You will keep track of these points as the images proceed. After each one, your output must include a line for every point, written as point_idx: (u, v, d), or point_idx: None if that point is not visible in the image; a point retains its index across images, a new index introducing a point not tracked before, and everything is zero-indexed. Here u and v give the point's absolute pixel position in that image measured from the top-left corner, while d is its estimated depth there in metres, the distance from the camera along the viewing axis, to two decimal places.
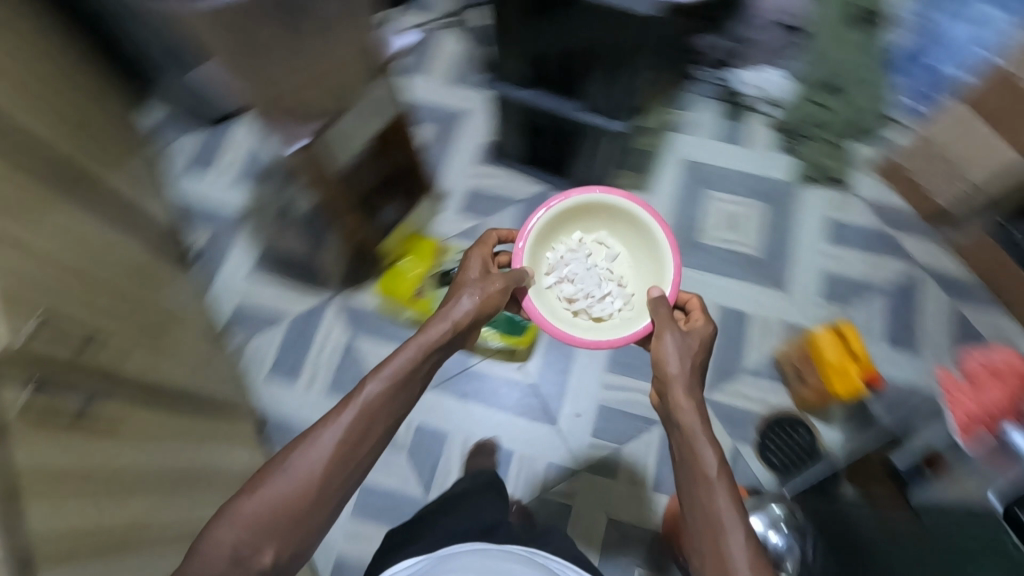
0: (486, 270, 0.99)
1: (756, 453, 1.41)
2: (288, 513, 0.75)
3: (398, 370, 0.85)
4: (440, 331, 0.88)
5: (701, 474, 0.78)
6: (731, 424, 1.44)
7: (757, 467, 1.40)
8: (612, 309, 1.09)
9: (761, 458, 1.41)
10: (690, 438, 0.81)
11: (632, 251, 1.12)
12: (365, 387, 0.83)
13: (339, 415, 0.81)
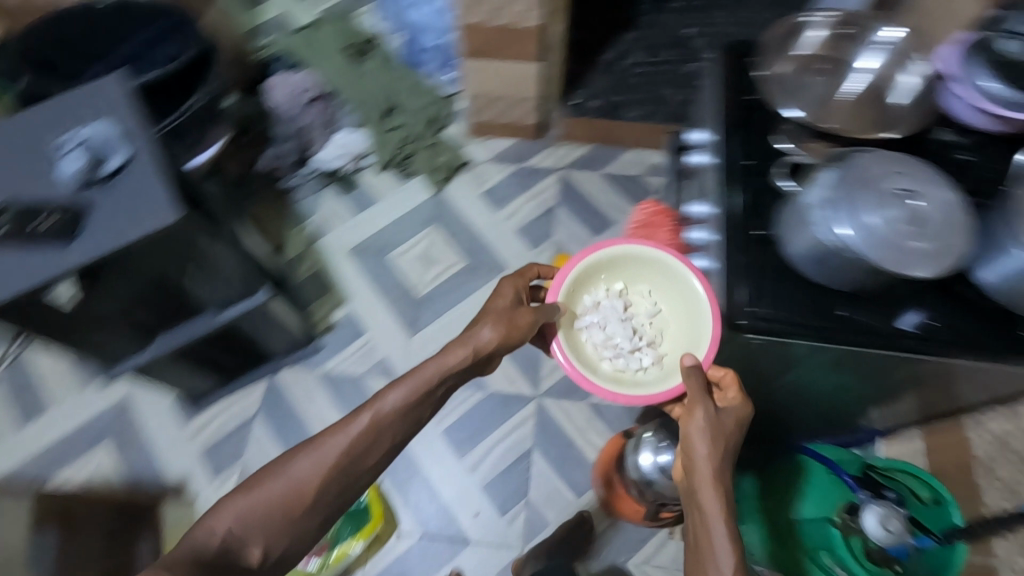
0: (519, 298, 0.95)
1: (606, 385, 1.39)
2: (316, 459, 0.78)
3: (477, 343, 0.88)
4: (500, 326, 0.88)
5: (707, 530, 0.74)
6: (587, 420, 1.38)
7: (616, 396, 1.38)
8: (621, 355, 1.00)
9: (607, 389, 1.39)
10: (705, 503, 0.75)
11: (670, 305, 1.01)
12: (450, 354, 0.87)
13: (425, 364, 0.86)
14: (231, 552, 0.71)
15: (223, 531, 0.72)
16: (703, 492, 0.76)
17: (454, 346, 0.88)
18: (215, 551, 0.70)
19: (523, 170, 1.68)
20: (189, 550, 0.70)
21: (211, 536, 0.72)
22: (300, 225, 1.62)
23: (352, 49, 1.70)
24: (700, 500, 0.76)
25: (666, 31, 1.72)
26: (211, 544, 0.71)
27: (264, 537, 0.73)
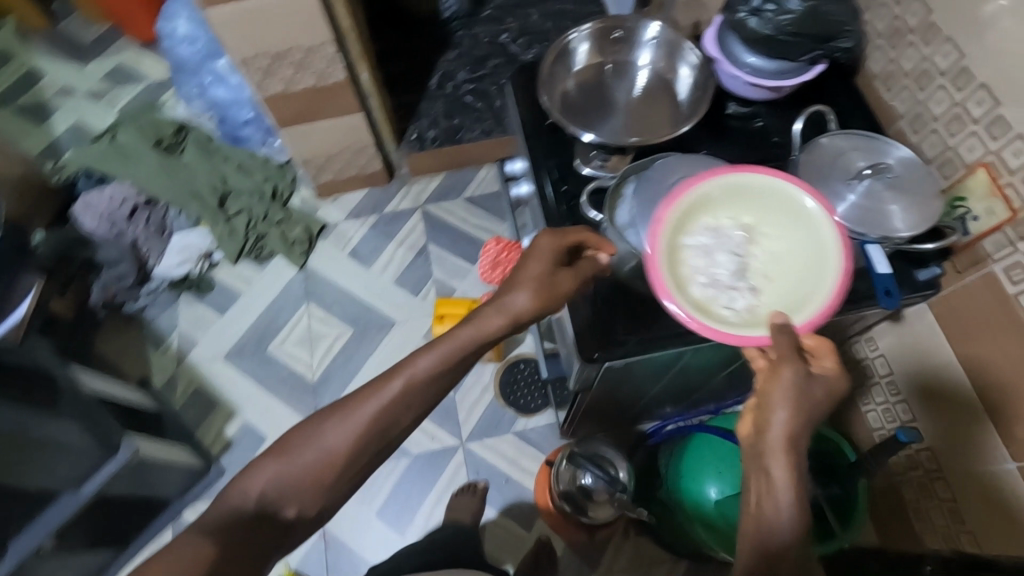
0: (557, 256, 0.68)
1: (521, 409, 1.37)
2: (347, 428, 0.58)
3: (515, 310, 0.65)
4: (543, 286, 0.66)
5: (769, 498, 0.50)
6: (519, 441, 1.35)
7: (532, 419, 1.36)
8: (719, 303, 0.64)
9: (521, 412, 1.37)
10: (781, 460, 0.51)
11: (789, 263, 0.67)
12: (485, 322, 0.65)
13: (459, 327, 0.64)
14: (270, 515, 0.55)
15: (279, 491, 0.56)
16: (775, 453, 0.51)
17: (488, 310, 0.65)
18: (252, 514, 0.54)
19: (383, 217, 1.62)
20: (227, 513, 0.54)
21: (246, 501, 0.55)
22: (162, 346, 1.48)
23: (164, 145, 1.59)
24: (765, 464, 0.51)
25: (484, 43, 1.72)
26: (248, 505, 0.55)
27: (303, 501, 0.57)
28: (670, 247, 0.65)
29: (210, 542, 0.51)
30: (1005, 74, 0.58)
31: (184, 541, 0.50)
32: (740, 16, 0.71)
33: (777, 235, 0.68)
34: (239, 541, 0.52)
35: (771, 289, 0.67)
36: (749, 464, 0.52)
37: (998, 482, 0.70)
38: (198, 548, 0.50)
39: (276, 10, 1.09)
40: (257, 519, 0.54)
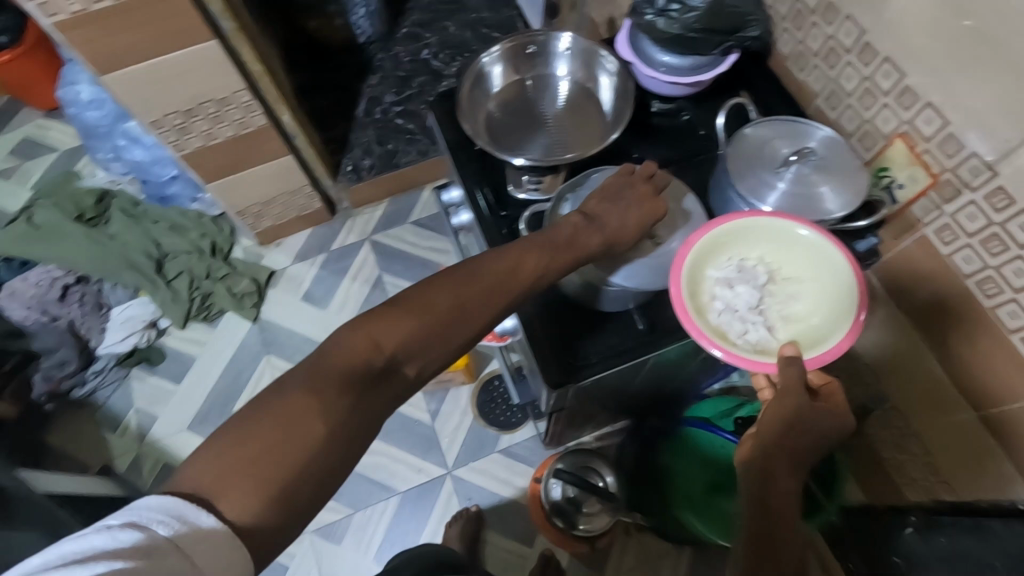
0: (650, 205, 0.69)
1: (503, 427, 1.35)
2: (479, 294, 0.59)
3: (618, 224, 0.67)
4: (646, 207, 0.69)
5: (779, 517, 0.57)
6: (505, 457, 1.33)
7: (515, 434, 1.35)
8: (736, 333, 0.59)
9: (503, 430, 1.35)
10: (788, 483, 0.57)
11: (813, 306, 0.61)
12: (648, 202, 0.69)
13: (603, 215, 0.67)
14: (392, 369, 0.55)
15: (426, 341, 0.56)
16: (785, 476, 0.57)
17: (585, 227, 0.66)
18: (379, 368, 0.54)
19: (332, 254, 1.59)
20: (341, 362, 0.53)
21: (375, 351, 0.54)
22: (121, 427, 1.41)
23: (86, 217, 1.50)
24: (776, 492, 0.56)
25: (406, 63, 1.69)
26: (378, 354, 0.54)
27: (426, 359, 0.56)
28: (693, 269, 0.61)
29: (331, 400, 0.50)
30: (905, 46, 0.60)
31: (306, 398, 0.49)
32: (647, 18, 0.72)
33: (801, 272, 0.63)
34: (365, 391, 0.52)
35: (794, 330, 0.61)
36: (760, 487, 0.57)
37: (963, 431, 0.72)
38: (316, 405, 0.49)
39: (178, 67, 1.04)
40: (382, 374, 0.54)
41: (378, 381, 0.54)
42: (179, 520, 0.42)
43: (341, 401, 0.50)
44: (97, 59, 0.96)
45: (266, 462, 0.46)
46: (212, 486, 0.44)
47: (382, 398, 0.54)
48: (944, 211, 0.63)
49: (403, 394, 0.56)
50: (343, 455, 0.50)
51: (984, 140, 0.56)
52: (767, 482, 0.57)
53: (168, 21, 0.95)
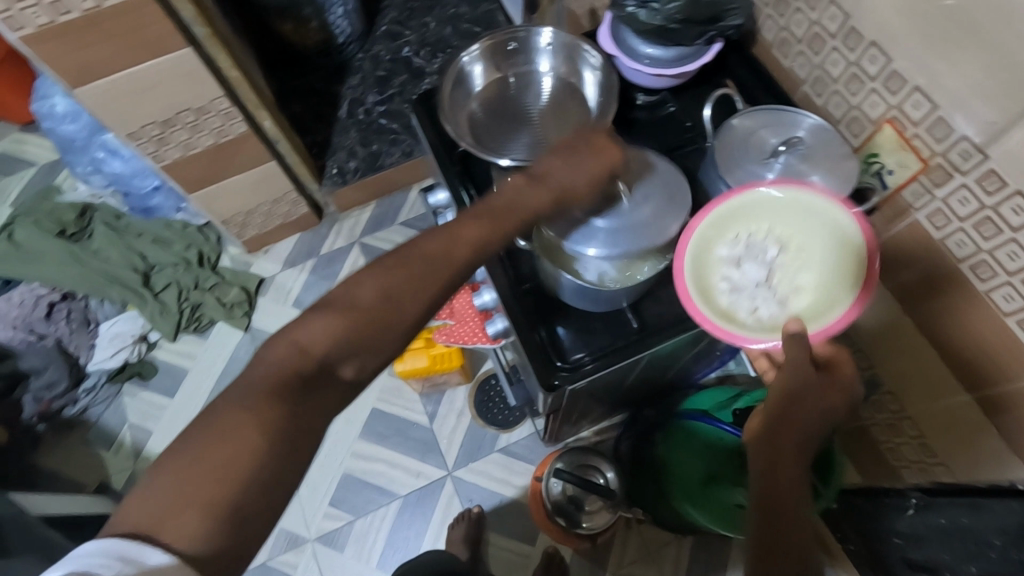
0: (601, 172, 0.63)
1: (501, 426, 1.34)
2: (410, 276, 0.56)
3: (562, 187, 0.62)
4: (595, 164, 0.63)
5: (786, 510, 0.57)
6: (505, 457, 1.33)
7: (514, 433, 1.34)
8: (745, 310, 0.59)
9: (502, 429, 1.34)
10: (793, 476, 0.57)
11: (825, 275, 0.59)
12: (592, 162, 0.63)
13: (540, 179, 0.62)
14: (325, 374, 0.53)
15: (360, 335, 0.54)
16: (792, 470, 0.57)
17: (527, 187, 0.62)
18: (311, 374, 0.52)
19: (321, 260, 1.57)
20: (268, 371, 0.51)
21: (303, 357, 0.52)
22: (115, 444, 1.39)
23: (68, 233, 1.46)
24: (783, 486, 0.57)
25: (386, 62, 1.66)
26: (305, 360, 0.52)
27: (364, 357, 0.54)
28: (694, 252, 0.61)
29: (267, 415, 0.49)
30: (888, 30, 0.59)
31: (241, 415, 0.48)
32: (629, 10, 0.70)
33: (807, 243, 0.60)
34: (298, 400, 0.51)
35: (806, 302, 0.59)
36: (765, 482, 0.57)
37: (956, 411, 0.72)
38: (250, 423, 0.48)
39: (152, 77, 1.01)
40: (312, 382, 0.52)
41: (312, 388, 0.52)
42: (121, 561, 0.42)
43: (276, 414, 0.49)
44: (67, 72, 0.94)
45: (204, 491, 0.45)
46: (151, 522, 0.44)
47: (322, 403, 0.52)
48: (935, 195, 0.63)
49: (345, 400, 0.55)
50: (287, 464, 0.48)
51: (973, 124, 0.55)
52: (772, 475, 0.57)
53: (139, 30, 0.93)
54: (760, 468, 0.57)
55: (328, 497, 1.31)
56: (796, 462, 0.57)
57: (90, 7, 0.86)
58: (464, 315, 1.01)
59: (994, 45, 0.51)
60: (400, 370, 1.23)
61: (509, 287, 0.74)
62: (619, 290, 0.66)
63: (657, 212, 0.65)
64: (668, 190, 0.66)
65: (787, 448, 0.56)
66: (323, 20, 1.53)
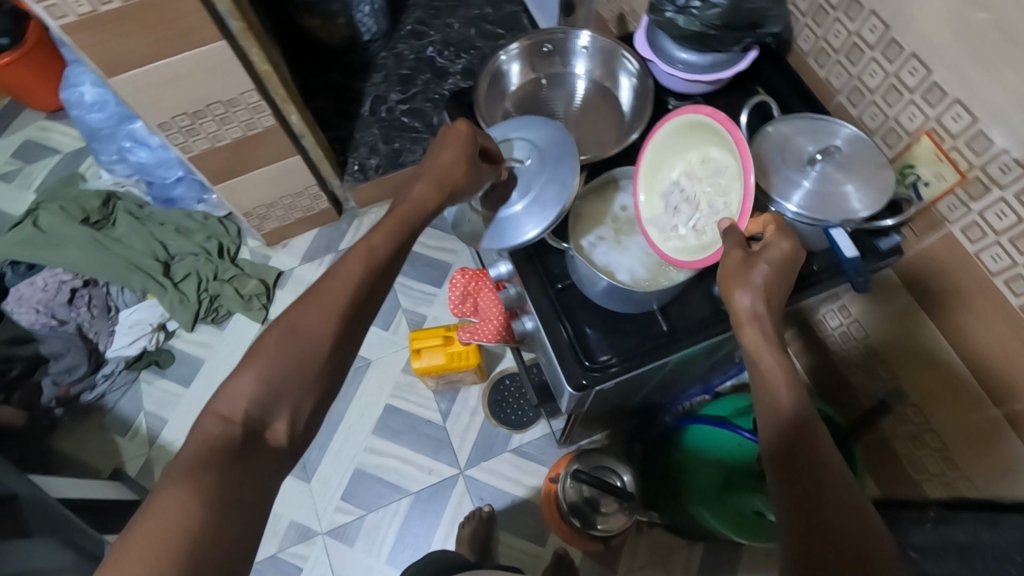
0: (470, 151, 0.68)
1: (516, 427, 1.35)
2: (319, 312, 0.57)
3: (439, 171, 0.66)
4: (459, 146, 0.67)
5: (840, 528, 0.46)
6: (518, 456, 1.33)
7: (529, 434, 1.35)
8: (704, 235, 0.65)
9: (516, 429, 1.35)
10: (829, 481, 0.49)
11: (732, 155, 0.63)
12: (450, 166, 0.67)
13: (416, 186, 0.66)
14: (257, 435, 0.52)
15: (288, 376, 0.55)
16: (822, 473, 0.49)
17: (417, 211, 0.65)
18: (242, 436, 0.51)
19: (339, 254, 1.58)
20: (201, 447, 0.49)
21: (229, 425, 0.51)
22: (130, 430, 1.40)
23: (91, 220, 1.48)
24: (819, 494, 0.48)
25: (410, 60, 1.68)
26: (234, 425, 0.51)
27: (296, 400, 0.54)
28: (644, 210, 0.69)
29: (199, 482, 0.46)
30: (929, 42, 0.60)
31: (173, 489, 0.45)
32: (667, 15, 0.70)
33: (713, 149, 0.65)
34: (237, 461, 0.49)
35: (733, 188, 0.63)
36: (797, 499, 0.49)
37: (984, 427, 0.72)
38: (180, 493, 0.45)
39: (186, 68, 1.03)
40: (247, 441, 0.51)
41: (245, 448, 0.51)
42: None
43: (208, 480, 0.46)
44: (104, 62, 0.95)
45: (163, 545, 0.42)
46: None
47: (264, 462, 0.51)
48: (971, 208, 0.63)
49: (288, 454, 0.53)
50: (231, 528, 0.45)
51: (1013, 138, 0.56)
52: (801, 491, 0.49)
53: (176, 22, 0.94)
54: (784, 489, 0.50)
55: (340, 491, 1.32)
56: (825, 463, 0.50)
57: None
58: (488, 313, 1.01)
59: None
60: (417, 366, 1.24)
61: (540, 287, 0.74)
62: (651, 293, 0.66)
63: (553, 163, 0.70)
64: (556, 143, 0.72)
65: (802, 446, 0.51)
66: (349, 18, 1.54)
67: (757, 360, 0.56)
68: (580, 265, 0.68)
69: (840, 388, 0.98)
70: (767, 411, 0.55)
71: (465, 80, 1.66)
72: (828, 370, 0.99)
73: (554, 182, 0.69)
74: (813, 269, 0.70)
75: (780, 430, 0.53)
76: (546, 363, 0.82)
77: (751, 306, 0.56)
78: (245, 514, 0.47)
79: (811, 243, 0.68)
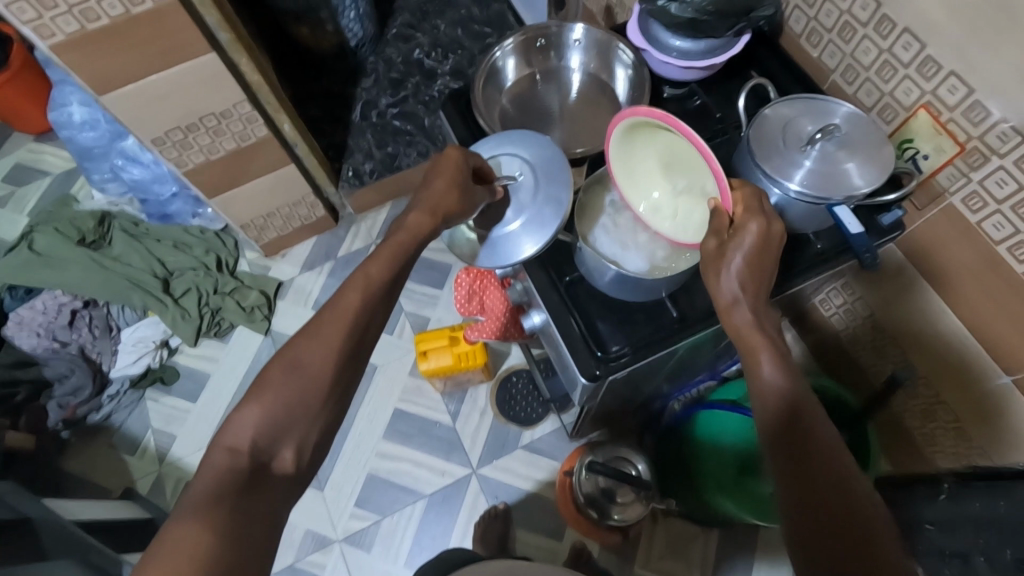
0: (462, 177, 0.67)
1: (527, 425, 1.35)
2: (319, 346, 0.59)
3: (433, 198, 0.66)
4: (450, 174, 0.66)
5: (840, 505, 0.49)
6: (530, 452, 1.33)
7: (540, 429, 1.35)
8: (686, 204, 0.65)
9: (528, 426, 1.35)
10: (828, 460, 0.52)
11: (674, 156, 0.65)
12: (445, 196, 0.65)
13: (412, 216, 0.66)
14: (264, 467, 0.54)
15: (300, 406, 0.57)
16: (820, 454, 0.52)
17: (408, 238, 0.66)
18: (249, 468, 0.53)
19: (339, 262, 1.58)
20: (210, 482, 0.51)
21: (236, 455, 0.53)
22: (139, 449, 1.40)
23: (88, 240, 1.47)
24: (818, 473, 0.51)
25: (399, 64, 1.68)
26: (239, 455, 0.53)
27: (303, 433, 0.57)
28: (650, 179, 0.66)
29: (211, 516, 0.48)
30: (922, 16, 0.60)
31: (187, 523, 0.47)
32: (660, 4, 0.71)
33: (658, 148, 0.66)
34: (241, 498, 0.51)
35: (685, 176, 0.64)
36: (799, 481, 0.52)
37: (998, 396, 0.73)
38: (192, 529, 0.47)
39: (177, 83, 1.02)
40: (254, 476, 0.53)
41: (251, 487, 0.52)
42: None
43: (221, 519, 0.48)
44: (95, 79, 0.95)
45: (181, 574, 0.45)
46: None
47: None
48: (971, 178, 0.63)
49: (293, 483, 0.56)
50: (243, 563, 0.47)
51: (1011, 106, 0.56)
52: (802, 469, 0.52)
53: (165, 36, 0.94)
54: (786, 472, 0.53)
55: (354, 498, 1.32)
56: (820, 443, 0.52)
57: (119, 13, 0.88)
58: (494, 311, 1.01)
59: None
60: (425, 369, 1.24)
61: (549, 282, 0.75)
62: (659, 280, 0.66)
63: (548, 181, 0.68)
64: (548, 160, 0.70)
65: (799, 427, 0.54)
66: (337, 24, 1.54)
67: (745, 343, 0.58)
68: (588, 255, 0.68)
69: (850, 367, 0.99)
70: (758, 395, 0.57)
71: (455, 80, 1.66)
72: (835, 350, 1.00)
73: (549, 200, 0.68)
74: (817, 248, 0.71)
75: (774, 414, 0.55)
76: (557, 361, 0.82)
77: (734, 293, 0.58)
78: (255, 552, 0.49)
79: (816, 223, 0.69)
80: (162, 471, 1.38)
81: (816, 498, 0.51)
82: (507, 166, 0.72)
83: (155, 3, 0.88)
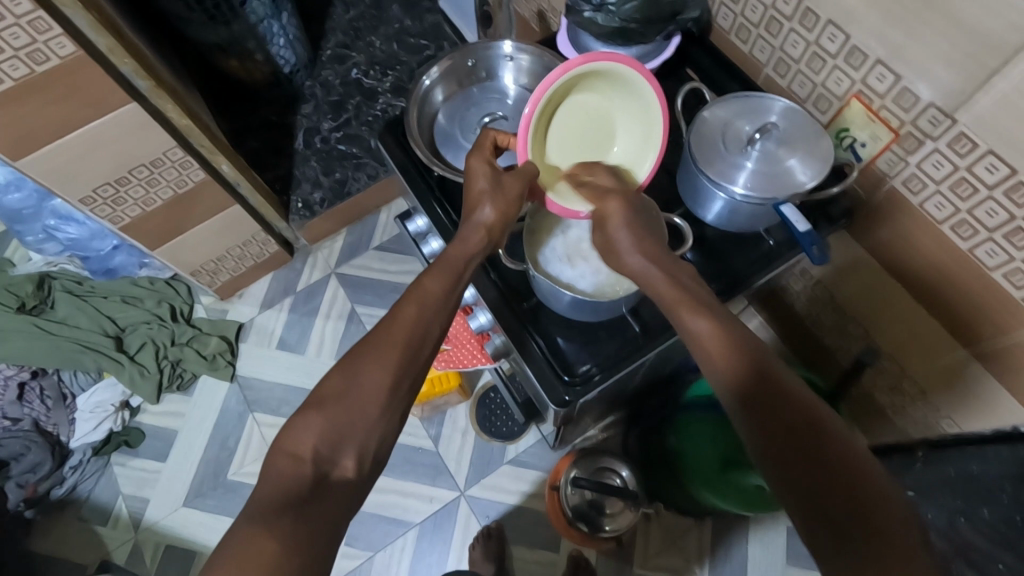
0: (496, 171, 0.68)
1: (510, 440, 1.33)
2: (375, 358, 0.57)
3: (488, 214, 0.66)
4: (485, 173, 0.67)
5: (847, 473, 0.45)
6: (516, 466, 1.32)
7: (525, 442, 1.34)
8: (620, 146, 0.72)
9: (511, 441, 1.33)
10: (844, 452, 0.46)
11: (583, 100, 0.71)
12: (484, 212, 0.66)
13: (464, 241, 0.66)
14: (327, 470, 0.51)
15: (321, 447, 0.52)
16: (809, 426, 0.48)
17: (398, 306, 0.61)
18: (310, 477, 0.50)
19: (299, 296, 1.54)
20: None
21: (293, 461, 0.51)
22: (111, 518, 1.34)
23: (28, 306, 1.37)
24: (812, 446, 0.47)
25: (336, 86, 1.63)
26: (304, 463, 0.51)
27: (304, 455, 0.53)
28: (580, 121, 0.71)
29: (275, 521, 0.46)
30: (845, 9, 0.60)
31: None
32: (586, 15, 0.72)
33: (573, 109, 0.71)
34: (298, 504, 0.49)
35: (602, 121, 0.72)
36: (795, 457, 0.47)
37: (957, 367, 0.75)
38: None
39: (99, 139, 0.97)
40: (316, 485, 0.50)
41: None
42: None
43: None
44: (7, 146, 0.89)
45: None
46: None
47: None
48: (908, 162, 0.65)
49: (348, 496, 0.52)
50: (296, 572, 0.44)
51: (939, 91, 0.57)
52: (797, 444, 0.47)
53: (78, 93, 0.88)
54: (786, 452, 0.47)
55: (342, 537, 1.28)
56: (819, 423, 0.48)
57: (24, 74, 0.81)
58: (460, 337, 1.01)
59: (952, 10, 0.52)
60: None
61: (509, 308, 0.74)
62: (616, 300, 0.66)
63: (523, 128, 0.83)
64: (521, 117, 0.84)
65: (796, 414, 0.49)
66: (266, 53, 1.46)
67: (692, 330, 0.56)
68: (543, 282, 0.68)
69: (818, 349, 1.00)
70: (729, 369, 0.53)
71: (397, 97, 1.62)
72: (803, 334, 1.01)
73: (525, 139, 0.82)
74: (770, 244, 0.72)
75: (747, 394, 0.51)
76: (528, 388, 0.81)
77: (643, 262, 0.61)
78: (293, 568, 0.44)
79: (767, 223, 0.70)
80: (138, 538, 1.33)
81: (826, 461, 0.46)
82: (483, 116, 0.83)
83: (61, 58, 0.83)
